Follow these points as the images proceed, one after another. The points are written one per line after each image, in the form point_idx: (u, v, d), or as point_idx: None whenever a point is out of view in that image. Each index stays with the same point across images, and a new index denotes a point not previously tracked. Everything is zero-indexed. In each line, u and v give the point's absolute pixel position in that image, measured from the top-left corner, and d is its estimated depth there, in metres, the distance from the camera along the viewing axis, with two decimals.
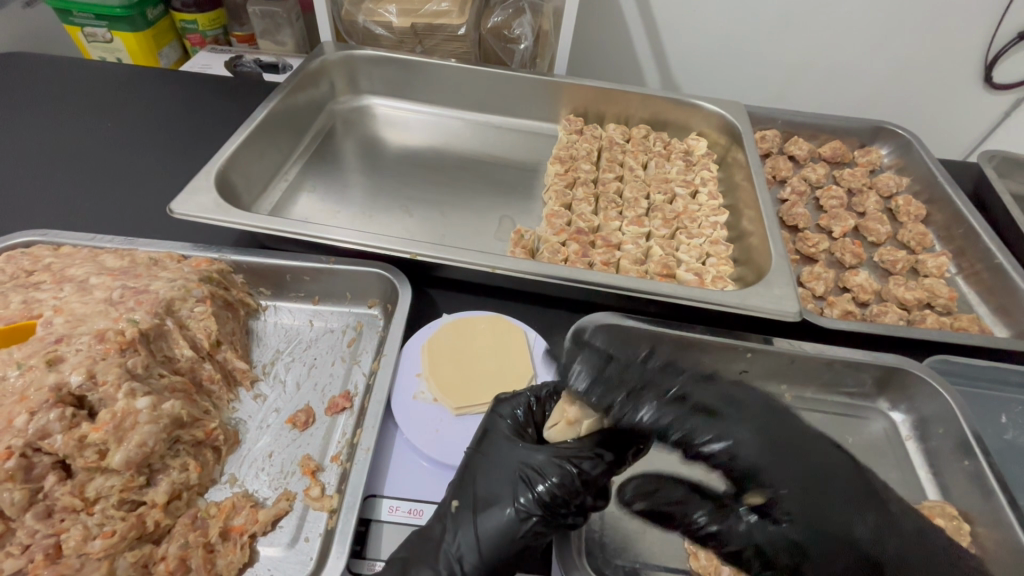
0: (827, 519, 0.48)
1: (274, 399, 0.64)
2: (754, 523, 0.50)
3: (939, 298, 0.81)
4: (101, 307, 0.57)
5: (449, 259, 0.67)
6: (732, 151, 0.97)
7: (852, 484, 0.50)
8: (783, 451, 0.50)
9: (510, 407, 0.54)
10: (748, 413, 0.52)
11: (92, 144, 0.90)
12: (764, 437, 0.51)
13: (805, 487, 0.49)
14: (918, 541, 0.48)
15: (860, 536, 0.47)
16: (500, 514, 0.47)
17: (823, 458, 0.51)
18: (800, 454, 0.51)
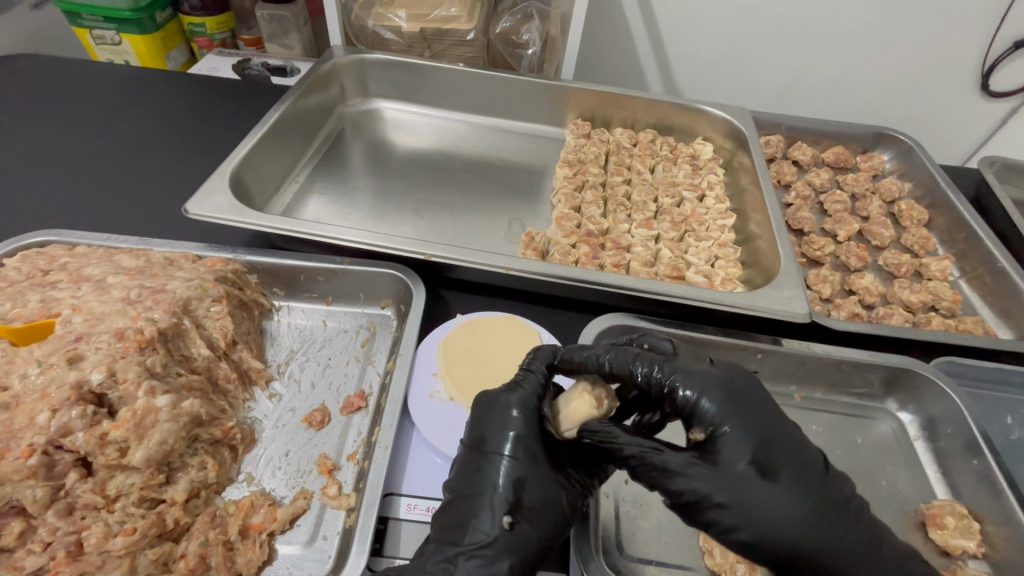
0: (771, 486, 0.45)
1: (288, 399, 0.64)
2: (701, 472, 0.45)
3: (943, 301, 0.82)
4: (119, 307, 0.58)
5: (463, 259, 0.68)
6: (738, 156, 0.98)
7: (822, 486, 0.47)
8: (748, 406, 0.47)
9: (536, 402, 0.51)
10: (715, 370, 0.49)
11: (103, 145, 0.91)
12: (735, 394, 0.47)
13: (773, 479, 0.45)
14: (849, 519, 0.47)
15: (795, 514, 0.45)
16: (553, 520, 0.48)
17: (795, 443, 0.48)
18: (770, 429, 0.47)
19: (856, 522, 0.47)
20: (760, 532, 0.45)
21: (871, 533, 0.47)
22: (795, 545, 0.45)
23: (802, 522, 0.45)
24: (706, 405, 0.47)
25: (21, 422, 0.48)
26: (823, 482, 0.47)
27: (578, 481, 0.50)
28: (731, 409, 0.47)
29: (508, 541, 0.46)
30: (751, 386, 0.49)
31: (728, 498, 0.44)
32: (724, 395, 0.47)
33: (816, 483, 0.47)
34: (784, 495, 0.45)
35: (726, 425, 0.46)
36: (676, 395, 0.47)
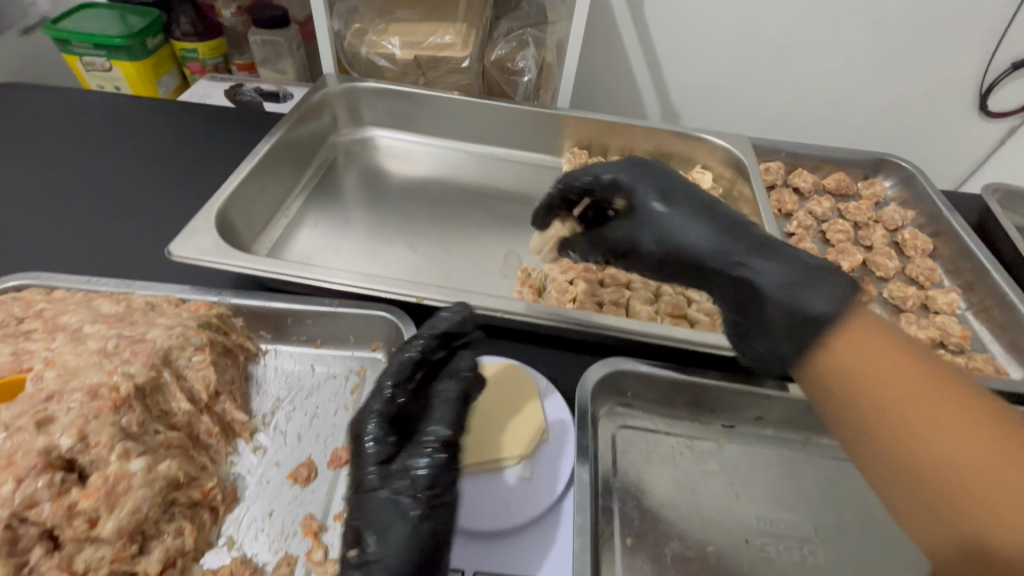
0: (674, 215, 0.59)
1: (273, 453, 0.61)
2: (626, 219, 0.62)
3: (952, 337, 0.80)
4: (94, 360, 0.55)
5: (458, 302, 0.66)
6: (739, 185, 0.96)
7: (741, 225, 0.57)
8: (659, 183, 0.62)
9: (377, 416, 0.51)
10: (637, 168, 0.64)
11: (88, 179, 0.89)
12: (642, 176, 0.63)
13: (685, 208, 0.59)
14: (760, 241, 0.55)
15: (695, 236, 0.57)
16: (401, 541, 0.46)
17: (707, 201, 0.59)
18: (667, 175, 0.62)
19: (803, 276, 0.50)
20: (679, 248, 0.58)
21: (806, 265, 0.52)
22: (711, 226, 0.57)
23: (713, 236, 0.56)
24: (623, 181, 0.64)
25: None
26: (727, 219, 0.57)
27: (420, 490, 0.48)
28: (638, 175, 0.63)
29: (372, 561, 0.46)
30: (665, 164, 0.65)
31: (644, 222, 0.60)
32: (627, 175, 0.63)
33: (732, 225, 0.57)
34: (690, 224, 0.58)
35: (633, 187, 0.63)
36: (600, 179, 0.65)
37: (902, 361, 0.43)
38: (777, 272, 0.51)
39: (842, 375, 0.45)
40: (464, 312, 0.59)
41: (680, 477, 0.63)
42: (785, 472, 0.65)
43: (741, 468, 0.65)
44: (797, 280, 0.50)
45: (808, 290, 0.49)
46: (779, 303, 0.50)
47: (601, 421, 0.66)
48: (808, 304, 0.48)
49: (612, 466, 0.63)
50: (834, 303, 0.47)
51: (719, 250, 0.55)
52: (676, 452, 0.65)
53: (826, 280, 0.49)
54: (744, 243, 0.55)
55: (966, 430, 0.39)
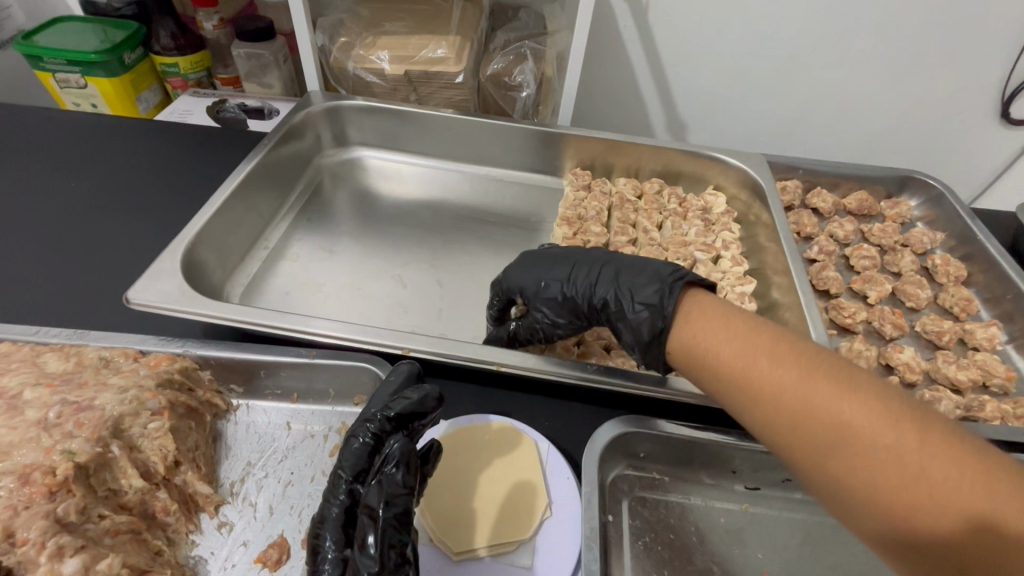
0: (565, 284, 0.63)
1: (241, 529, 0.54)
2: (534, 309, 0.65)
3: (995, 378, 0.73)
4: (31, 434, 0.48)
5: (447, 355, 0.59)
6: (755, 208, 0.89)
7: (599, 267, 0.63)
8: (539, 262, 0.67)
9: (332, 525, 0.44)
10: (517, 262, 0.68)
11: (52, 211, 0.82)
12: (520, 265, 0.67)
13: (559, 267, 0.65)
14: (636, 270, 0.60)
15: (591, 288, 0.61)
16: None
17: (583, 256, 0.66)
18: (544, 251, 0.68)
19: (664, 279, 0.57)
20: (590, 303, 0.61)
21: (650, 272, 0.59)
22: (588, 277, 0.62)
23: (589, 281, 0.62)
24: (507, 271, 0.68)
25: None
26: (599, 266, 0.63)
27: None
28: (524, 267, 0.67)
29: None
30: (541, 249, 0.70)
31: (554, 297, 0.63)
32: (510, 267, 0.68)
33: (599, 263, 0.64)
34: (578, 284, 0.62)
35: (513, 277, 0.67)
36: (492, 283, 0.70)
37: (772, 348, 0.46)
38: (629, 295, 0.58)
39: (725, 367, 0.48)
40: (425, 396, 0.50)
41: (703, 551, 0.56)
42: (819, 542, 0.58)
43: (772, 538, 0.58)
44: (643, 292, 0.57)
45: (654, 296, 0.56)
46: (643, 319, 0.56)
47: (609, 489, 0.59)
48: (655, 319, 0.55)
49: (628, 540, 0.56)
50: (665, 301, 0.55)
51: (598, 299, 0.61)
52: (695, 525, 0.58)
53: (660, 282, 0.57)
54: (609, 285, 0.60)
55: (846, 400, 0.41)
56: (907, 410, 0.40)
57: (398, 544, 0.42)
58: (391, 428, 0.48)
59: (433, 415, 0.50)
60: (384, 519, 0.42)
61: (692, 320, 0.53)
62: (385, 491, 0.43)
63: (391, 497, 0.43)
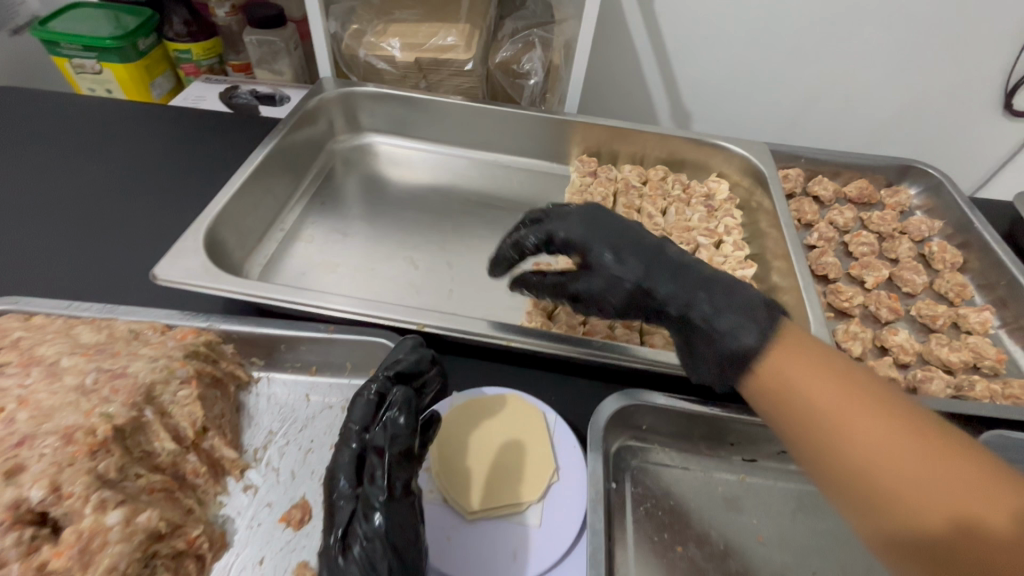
0: (627, 275, 0.54)
1: (265, 492, 0.57)
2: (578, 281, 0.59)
3: (986, 360, 0.75)
4: (70, 398, 0.51)
5: (459, 330, 0.61)
6: (757, 194, 0.91)
7: (676, 263, 0.54)
8: (604, 237, 0.56)
9: (345, 468, 0.47)
10: (576, 217, 0.58)
11: (75, 193, 0.85)
12: (586, 223, 0.57)
13: (625, 251, 0.55)
14: (721, 286, 0.51)
15: (655, 288, 0.53)
16: None
17: (655, 251, 0.55)
18: (608, 216, 0.58)
19: (750, 310, 0.48)
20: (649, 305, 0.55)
21: (739, 295, 0.49)
22: (659, 279, 0.53)
23: (656, 286, 0.53)
24: (556, 228, 0.59)
25: None
26: (671, 267, 0.53)
27: (371, 552, 0.42)
28: (587, 228, 0.57)
29: None
30: (601, 206, 0.59)
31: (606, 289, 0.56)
32: (577, 227, 0.57)
33: (674, 269, 0.53)
34: (638, 278, 0.54)
35: (570, 241, 0.58)
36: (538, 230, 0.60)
37: (832, 373, 0.41)
38: (708, 304, 0.50)
39: (779, 387, 0.43)
40: (424, 359, 0.54)
41: (701, 517, 0.59)
42: (811, 510, 0.61)
43: (767, 506, 0.61)
44: (727, 308, 0.49)
45: (743, 321, 0.47)
46: (705, 342, 0.50)
47: (612, 460, 0.62)
48: (734, 338, 0.47)
49: (630, 506, 0.59)
50: (756, 329, 0.46)
51: (660, 295, 0.53)
52: (694, 494, 0.61)
53: (750, 302, 0.48)
54: (688, 291, 0.52)
55: (907, 441, 0.37)
56: (912, 416, 0.39)
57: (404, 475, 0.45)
58: (393, 381, 0.51)
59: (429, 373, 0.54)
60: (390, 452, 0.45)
61: (769, 348, 0.45)
62: (389, 431, 0.46)
63: (394, 437, 0.46)
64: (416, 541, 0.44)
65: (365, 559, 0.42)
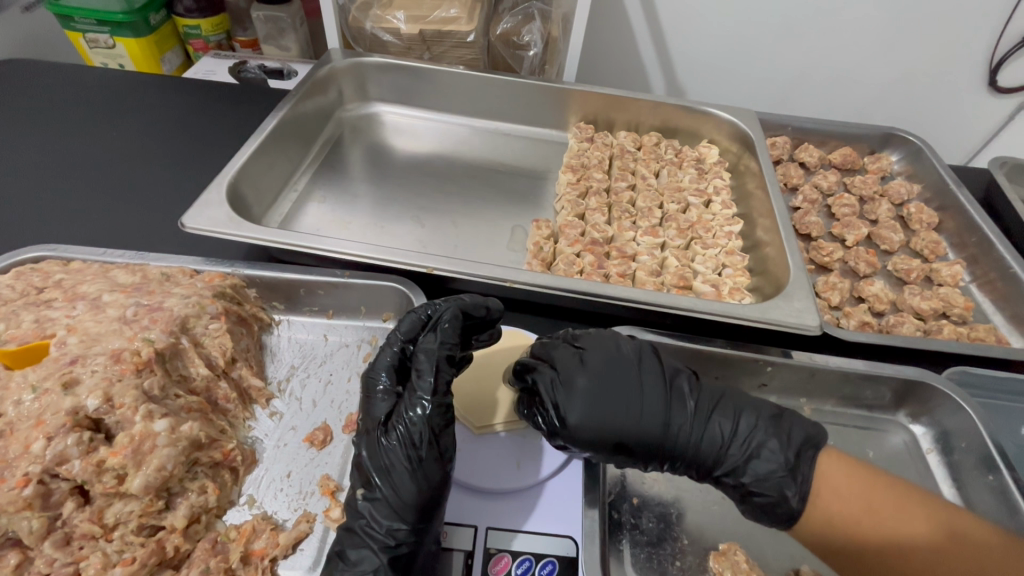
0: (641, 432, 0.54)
1: (290, 418, 0.63)
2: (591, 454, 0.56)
3: (955, 308, 0.81)
4: (115, 327, 0.56)
5: (466, 273, 0.67)
6: (745, 159, 0.96)
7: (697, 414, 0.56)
8: (609, 403, 0.55)
9: (384, 369, 0.57)
10: (575, 401, 0.55)
11: (99, 158, 0.90)
12: (589, 410, 0.54)
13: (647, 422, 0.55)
14: (731, 427, 0.55)
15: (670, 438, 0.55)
16: (394, 485, 0.50)
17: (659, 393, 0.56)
18: (617, 368, 0.57)
19: (767, 465, 0.53)
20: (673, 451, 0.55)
21: (759, 456, 0.54)
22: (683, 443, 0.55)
23: (676, 440, 0.55)
24: (567, 415, 0.54)
25: (16, 450, 0.47)
26: (682, 417, 0.55)
27: (402, 436, 0.52)
28: (591, 406, 0.55)
29: (379, 500, 0.51)
30: (595, 369, 0.57)
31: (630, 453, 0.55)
32: (579, 406, 0.54)
33: (687, 416, 0.55)
34: (656, 438, 0.55)
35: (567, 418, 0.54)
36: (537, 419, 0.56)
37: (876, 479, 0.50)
38: (744, 475, 0.54)
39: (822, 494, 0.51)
40: (488, 303, 0.61)
41: None
42: None
43: None
44: (767, 475, 0.53)
45: (780, 473, 0.52)
46: (740, 495, 0.54)
47: None
48: (779, 508, 0.52)
49: None
50: (797, 493, 0.51)
51: (700, 465, 0.55)
52: None
53: (783, 457, 0.53)
54: (721, 442, 0.54)
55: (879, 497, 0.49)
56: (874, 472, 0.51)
57: (444, 373, 0.54)
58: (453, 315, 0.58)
59: (483, 318, 0.60)
60: (434, 354, 0.54)
61: (772, 465, 0.53)
62: (424, 345, 0.55)
63: (427, 349, 0.54)
64: (447, 426, 0.53)
65: (403, 433, 0.52)
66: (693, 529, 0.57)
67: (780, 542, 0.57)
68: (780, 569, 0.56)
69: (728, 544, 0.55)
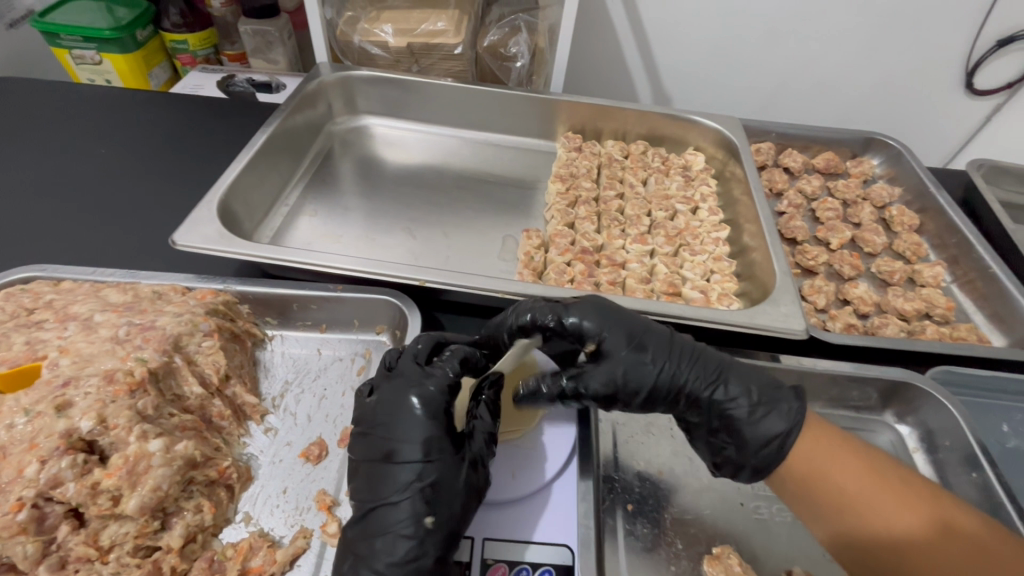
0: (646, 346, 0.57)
1: (285, 433, 0.63)
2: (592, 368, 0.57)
3: (937, 308, 0.83)
4: (107, 347, 0.56)
5: (459, 284, 0.68)
6: (730, 165, 0.98)
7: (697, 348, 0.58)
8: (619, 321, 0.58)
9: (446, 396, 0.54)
10: (593, 315, 0.58)
11: (88, 175, 0.90)
12: (604, 320, 0.58)
13: (648, 357, 0.56)
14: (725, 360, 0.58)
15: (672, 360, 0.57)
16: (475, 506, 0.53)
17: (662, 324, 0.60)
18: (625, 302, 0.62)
19: (762, 392, 0.56)
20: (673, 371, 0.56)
21: (754, 381, 0.57)
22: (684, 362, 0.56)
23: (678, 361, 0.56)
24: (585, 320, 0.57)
25: (9, 475, 0.47)
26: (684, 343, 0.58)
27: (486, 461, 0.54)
28: (604, 319, 0.58)
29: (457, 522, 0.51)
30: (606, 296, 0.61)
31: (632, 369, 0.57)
32: (595, 314, 0.58)
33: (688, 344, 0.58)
34: (658, 356, 0.57)
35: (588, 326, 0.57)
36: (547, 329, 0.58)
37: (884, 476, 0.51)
38: (741, 396, 0.55)
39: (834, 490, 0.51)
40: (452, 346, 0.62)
41: (677, 449, 0.65)
42: None
43: None
44: (764, 397, 0.56)
45: (778, 395, 0.56)
46: (734, 421, 0.55)
47: None
48: (776, 423, 0.54)
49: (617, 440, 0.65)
50: (796, 412, 0.54)
51: (699, 390, 0.56)
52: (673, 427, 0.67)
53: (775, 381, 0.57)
54: (720, 367, 0.57)
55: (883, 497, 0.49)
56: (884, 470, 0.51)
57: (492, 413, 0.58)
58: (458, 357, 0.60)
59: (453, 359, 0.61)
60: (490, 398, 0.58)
61: (768, 396, 0.56)
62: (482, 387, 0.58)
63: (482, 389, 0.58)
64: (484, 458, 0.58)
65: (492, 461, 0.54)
66: (687, 535, 0.58)
67: (771, 544, 0.58)
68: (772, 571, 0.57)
69: (721, 547, 0.56)
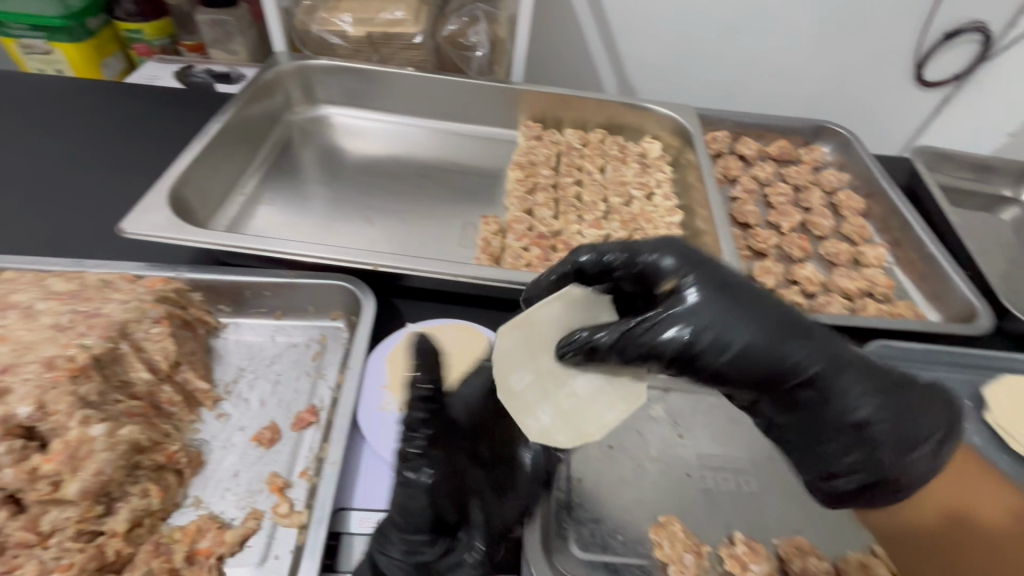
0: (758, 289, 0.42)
1: (237, 418, 0.63)
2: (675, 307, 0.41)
3: (879, 287, 0.87)
4: (48, 334, 0.55)
5: (412, 268, 0.68)
6: (685, 153, 1.00)
7: (804, 315, 0.42)
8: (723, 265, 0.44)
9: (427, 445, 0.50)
10: (690, 253, 0.45)
11: (34, 165, 0.88)
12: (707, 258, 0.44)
13: (752, 305, 0.40)
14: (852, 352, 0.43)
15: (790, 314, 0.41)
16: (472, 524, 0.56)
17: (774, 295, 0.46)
18: None
19: (898, 394, 0.40)
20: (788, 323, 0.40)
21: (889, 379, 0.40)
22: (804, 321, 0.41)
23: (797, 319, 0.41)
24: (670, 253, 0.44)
25: None
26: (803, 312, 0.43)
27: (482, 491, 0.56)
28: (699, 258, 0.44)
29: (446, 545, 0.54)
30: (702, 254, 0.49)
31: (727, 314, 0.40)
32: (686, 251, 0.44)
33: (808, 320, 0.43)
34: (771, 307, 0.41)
35: (679, 260, 0.44)
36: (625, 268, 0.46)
37: None
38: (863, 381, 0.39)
39: None
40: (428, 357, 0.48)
41: (626, 423, 0.67)
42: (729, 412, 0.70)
43: (683, 411, 0.69)
44: (895, 398, 0.40)
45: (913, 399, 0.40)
46: (848, 408, 0.39)
47: None
48: (890, 422, 0.39)
49: None
50: (925, 419, 0.40)
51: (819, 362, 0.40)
52: None
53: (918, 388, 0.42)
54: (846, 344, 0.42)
55: None
56: None
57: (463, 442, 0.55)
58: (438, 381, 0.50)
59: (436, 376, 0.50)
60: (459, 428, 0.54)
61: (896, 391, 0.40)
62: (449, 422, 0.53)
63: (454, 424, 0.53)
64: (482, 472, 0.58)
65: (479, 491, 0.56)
66: (635, 505, 0.60)
67: (715, 511, 0.61)
68: (716, 537, 0.59)
69: (667, 515, 0.58)
